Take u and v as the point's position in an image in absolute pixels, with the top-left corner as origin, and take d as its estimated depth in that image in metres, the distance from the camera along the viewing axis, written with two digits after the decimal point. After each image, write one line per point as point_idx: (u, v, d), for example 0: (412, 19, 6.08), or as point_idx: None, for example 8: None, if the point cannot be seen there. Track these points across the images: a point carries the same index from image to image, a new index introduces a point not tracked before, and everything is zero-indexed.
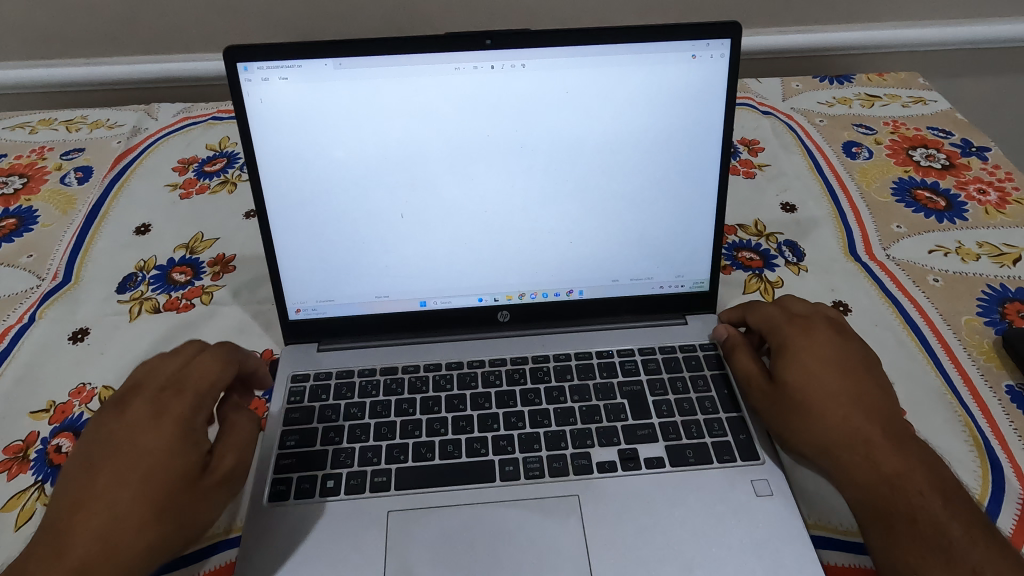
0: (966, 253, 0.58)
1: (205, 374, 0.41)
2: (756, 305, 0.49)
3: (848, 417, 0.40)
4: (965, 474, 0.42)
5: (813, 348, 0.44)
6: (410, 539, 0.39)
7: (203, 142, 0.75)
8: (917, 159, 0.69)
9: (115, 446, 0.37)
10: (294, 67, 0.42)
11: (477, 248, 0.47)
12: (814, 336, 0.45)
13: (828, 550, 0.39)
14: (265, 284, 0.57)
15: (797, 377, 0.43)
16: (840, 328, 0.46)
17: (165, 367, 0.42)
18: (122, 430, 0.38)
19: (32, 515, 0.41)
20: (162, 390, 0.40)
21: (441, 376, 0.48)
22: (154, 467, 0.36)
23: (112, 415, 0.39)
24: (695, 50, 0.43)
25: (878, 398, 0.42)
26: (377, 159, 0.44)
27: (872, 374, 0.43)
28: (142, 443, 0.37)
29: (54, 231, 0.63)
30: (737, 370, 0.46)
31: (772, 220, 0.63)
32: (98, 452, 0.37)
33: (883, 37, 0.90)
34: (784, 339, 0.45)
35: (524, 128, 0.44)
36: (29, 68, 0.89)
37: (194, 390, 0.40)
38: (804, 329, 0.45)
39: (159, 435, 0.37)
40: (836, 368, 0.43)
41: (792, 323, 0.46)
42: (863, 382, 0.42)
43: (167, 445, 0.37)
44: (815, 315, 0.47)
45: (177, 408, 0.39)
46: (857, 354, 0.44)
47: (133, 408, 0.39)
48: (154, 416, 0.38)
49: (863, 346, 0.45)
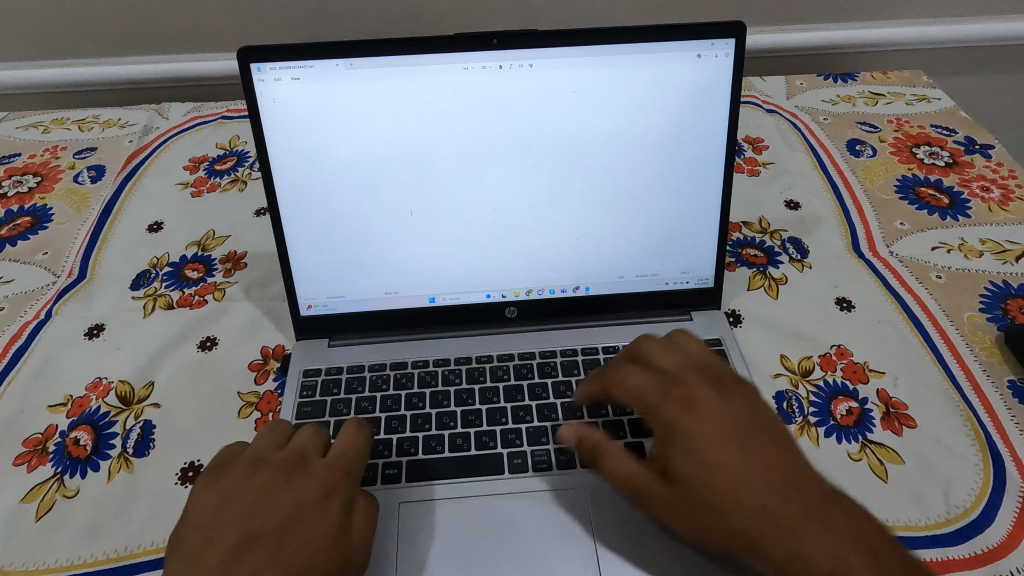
0: (969, 249, 0.58)
1: (359, 450, 0.40)
2: (616, 374, 0.42)
3: (761, 500, 0.34)
4: (967, 467, 0.43)
5: (707, 429, 0.37)
6: (422, 530, 0.40)
7: (213, 141, 0.76)
8: (921, 157, 0.69)
9: (275, 523, 0.35)
10: (306, 67, 0.42)
11: (485, 245, 0.48)
12: (699, 406, 0.38)
13: None
14: (276, 281, 0.58)
15: (698, 472, 0.35)
16: (715, 386, 0.39)
17: (317, 439, 0.41)
18: (286, 501, 0.36)
19: (52, 506, 0.42)
20: (323, 464, 0.38)
21: (450, 371, 0.48)
22: (319, 547, 0.34)
23: (271, 480, 0.37)
24: (700, 49, 0.44)
25: (788, 467, 0.35)
26: (388, 158, 0.45)
27: (776, 437, 0.37)
28: (307, 520, 0.35)
29: (68, 229, 0.64)
30: (610, 475, 0.39)
31: (777, 218, 0.64)
32: (259, 522, 0.35)
33: (887, 35, 0.90)
34: (669, 425, 0.38)
35: (532, 126, 0.45)
36: (41, 68, 0.90)
37: (355, 468, 0.39)
38: (685, 402, 0.38)
39: (324, 513, 0.36)
40: (734, 446, 0.36)
41: (671, 401, 0.38)
42: (769, 448, 0.36)
43: (332, 527, 0.36)
44: (684, 374, 0.40)
45: (340, 486, 0.37)
46: (755, 416, 0.38)
47: (294, 478, 0.37)
48: (321, 494, 0.37)
49: (750, 400, 0.39)
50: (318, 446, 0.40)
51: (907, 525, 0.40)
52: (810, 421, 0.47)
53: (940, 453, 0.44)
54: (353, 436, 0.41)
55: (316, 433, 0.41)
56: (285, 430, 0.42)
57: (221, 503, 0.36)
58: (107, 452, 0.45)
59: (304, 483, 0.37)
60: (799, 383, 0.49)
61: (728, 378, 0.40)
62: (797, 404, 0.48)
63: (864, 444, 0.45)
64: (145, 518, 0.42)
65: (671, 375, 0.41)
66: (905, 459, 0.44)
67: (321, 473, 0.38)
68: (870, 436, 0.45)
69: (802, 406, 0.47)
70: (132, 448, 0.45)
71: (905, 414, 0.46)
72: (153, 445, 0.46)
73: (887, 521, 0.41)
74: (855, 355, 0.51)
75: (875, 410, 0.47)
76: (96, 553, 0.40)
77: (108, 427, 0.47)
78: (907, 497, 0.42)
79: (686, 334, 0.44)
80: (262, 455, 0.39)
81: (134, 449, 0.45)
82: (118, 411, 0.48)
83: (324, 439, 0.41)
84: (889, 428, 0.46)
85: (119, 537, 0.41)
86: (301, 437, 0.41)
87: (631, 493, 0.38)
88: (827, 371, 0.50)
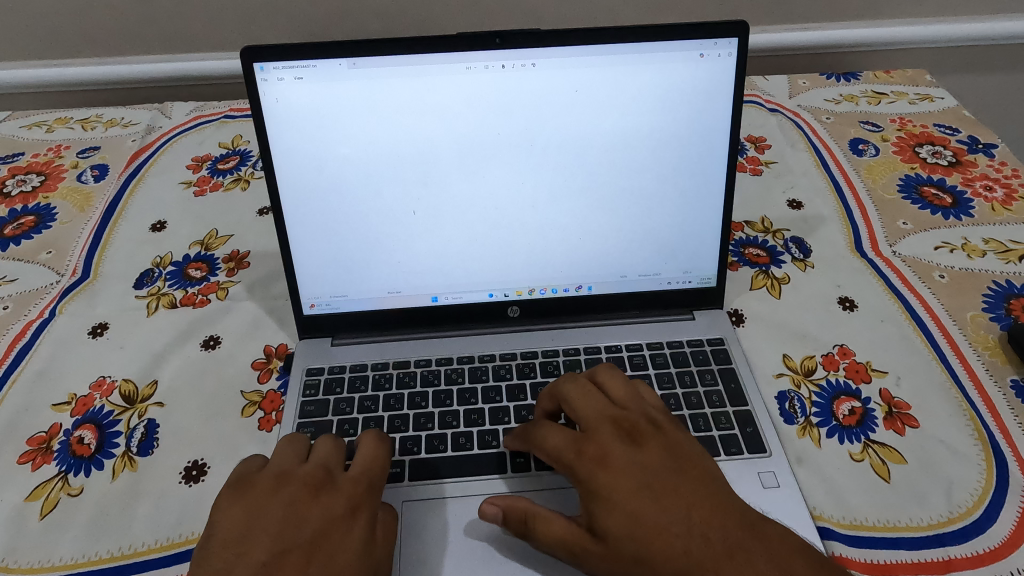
0: (972, 249, 0.58)
1: (381, 464, 0.40)
2: (534, 427, 0.40)
3: (685, 550, 0.33)
4: (969, 467, 0.43)
5: (623, 485, 0.35)
6: (425, 529, 0.40)
7: (216, 140, 0.76)
8: (924, 156, 0.69)
9: (305, 539, 0.35)
10: (309, 67, 0.42)
11: (488, 245, 0.48)
12: (611, 460, 0.36)
13: (834, 541, 0.40)
14: (279, 279, 0.58)
15: (620, 528, 0.34)
16: (626, 432, 0.38)
17: (338, 452, 0.40)
18: (315, 516, 0.36)
19: (57, 505, 0.42)
20: (347, 479, 0.38)
21: (453, 370, 0.49)
22: (350, 564, 0.34)
23: (298, 495, 0.37)
24: (702, 48, 0.44)
25: (708, 504, 0.35)
26: (391, 158, 0.45)
27: (694, 475, 0.36)
28: (337, 536, 0.35)
29: (72, 229, 0.64)
30: (546, 541, 0.37)
31: (779, 217, 0.64)
32: (290, 538, 0.35)
33: (890, 34, 0.90)
34: (585, 484, 0.36)
35: (534, 126, 0.45)
36: (45, 67, 0.91)
37: (378, 483, 0.39)
38: (598, 457, 0.37)
39: (352, 530, 0.36)
40: (650, 496, 0.35)
41: (583, 458, 0.37)
42: (685, 492, 0.35)
43: (361, 544, 0.35)
44: (595, 423, 0.39)
45: (365, 502, 0.37)
46: (668, 460, 0.37)
47: (321, 492, 0.37)
48: (348, 510, 0.37)
49: (666, 441, 0.38)
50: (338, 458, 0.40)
51: (909, 525, 0.40)
52: (813, 421, 0.47)
53: (942, 453, 0.44)
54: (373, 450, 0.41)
55: (336, 446, 0.41)
56: (303, 442, 0.41)
57: (248, 518, 0.35)
58: (111, 450, 0.45)
59: (331, 498, 0.37)
60: (802, 383, 0.49)
61: (644, 417, 0.39)
62: (799, 404, 0.48)
63: (866, 444, 0.45)
64: (149, 516, 0.42)
65: (586, 426, 0.39)
66: (908, 459, 0.44)
67: (346, 487, 0.38)
68: (872, 436, 0.45)
69: (804, 406, 0.47)
70: (136, 447, 0.46)
71: (907, 414, 0.46)
72: (156, 444, 0.46)
73: (890, 521, 0.41)
74: (857, 355, 0.51)
75: (878, 410, 0.47)
76: (101, 551, 0.40)
77: (112, 426, 0.47)
78: (909, 497, 0.42)
79: (609, 369, 0.43)
80: (285, 467, 0.38)
81: (138, 448, 0.45)
82: (122, 409, 0.48)
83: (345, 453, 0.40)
84: (891, 428, 0.46)
85: (123, 536, 0.41)
86: (322, 450, 0.40)
87: (570, 557, 0.36)
88: (830, 371, 0.50)
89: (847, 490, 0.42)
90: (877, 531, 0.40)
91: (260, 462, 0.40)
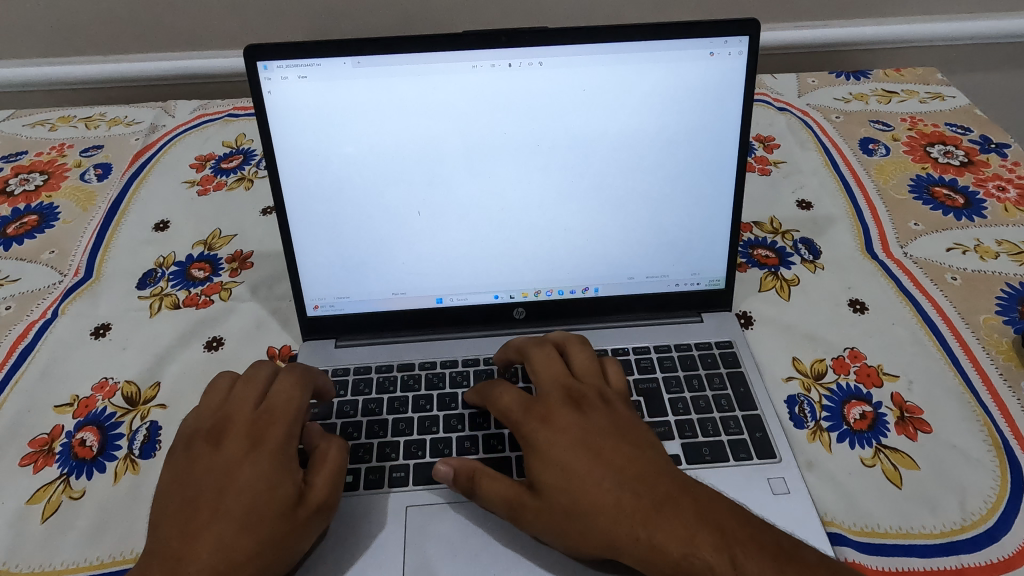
0: (985, 251, 0.57)
1: (286, 397, 0.39)
2: (491, 389, 0.42)
3: (614, 501, 0.34)
4: (982, 473, 0.42)
5: (561, 441, 0.37)
6: (429, 535, 0.40)
7: (219, 139, 0.76)
8: (935, 156, 0.68)
9: (208, 479, 0.35)
10: (313, 65, 0.42)
11: (495, 247, 0.48)
12: (556, 419, 0.38)
13: (845, 548, 0.39)
14: (283, 280, 0.58)
15: (554, 481, 0.35)
16: (577, 399, 0.39)
17: (245, 393, 0.40)
18: (218, 463, 0.36)
19: (58, 508, 0.42)
20: (251, 417, 0.38)
21: (458, 373, 0.48)
22: (256, 497, 0.34)
23: (204, 447, 0.37)
24: (712, 47, 0.43)
25: (644, 464, 0.36)
26: (395, 157, 0.44)
27: (635, 441, 0.37)
28: (239, 472, 0.35)
29: (75, 228, 0.64)
30: (490, 497, 0.37)
31: (788, 218, 0.63)
32: (196, 486, 0.35)
33: (900, 32, 0.89)
34: (526, 440, 0.37)
35: (541, 124, 0.44)
36: (48, 65, 0.90)
37: (282, 414, 0.38)
38: (543, 417, 0.38)
39: (256, 465, 0.36)
40: (587, 452, 0.36)
41: (531, 415, 0.38)
42: (623, 452, 0.36)
43: (264, 474, 0.35)
44: (548, 388, 0.40)
45: (269, 436, 0.37)
46: (613, 424, 0.38)
47: (225, 438, 0.37)
48: (249, 444, 0.37)
49: (613, 412, 0.39)
50: (248, 392, 0.40)
51: (921, 532, 0.40)
52: (823, 425, 0.46)
53: (955, 458, 0.43)
54: (278, 385, 0.40)
55: (246, 384, 0.40)
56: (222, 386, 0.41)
57: (167, 478, 0.36)
58: (113, 453, 0.45)
59: (233, 437, 0.37)
60: (812, 386, 0.48)
61: (597, 390, 0.40)
62: (809, 408, 0.47)
63: (877, 449, 0.44)
64: None
65: (540, 391, 0.40)
66: (920, 465, 0.43)
67: (249, 423, 0.38)
68: (884, 441, 0.45)
69: (815, 410, 0.47)
70: (138, 450, 0.45)
71: (920, 419, 0.46)
72: (159, 446, 0.45)
73: (902, 528, 0.40)
74: (868, 358, 0.50)
75: (889, 415, 0.46)
76: (102, 556, 0.40)
77: (114, 428, 0.47)
78: (921, 503, 0.41)
79: (578, 341, 0.44)
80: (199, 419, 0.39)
81: (140, 450, 0.45)
82: (124, 412, 0.48)
83: (251, 391, 0.40)
84: (904, 433, 0.45)
85: (125, 539, 0.40)
86: (233, 394, 0.40)
87: (506, 510, 0.37)
88: (840, 375, 0.49)
89: (858, 495, 0.42)
90: (889, 538, 0.40)
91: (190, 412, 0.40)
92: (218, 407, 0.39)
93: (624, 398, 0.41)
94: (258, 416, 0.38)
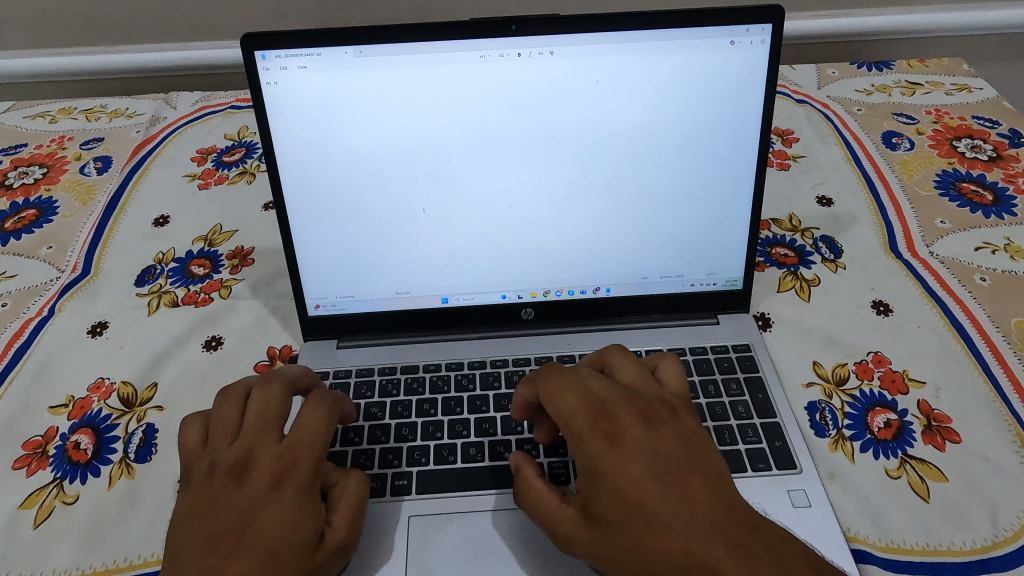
0: (1016, 250, 0.55)
1: (310, 425, 0.37)
2: (546, 380, 0.37)
3: (687, 547, 0.30)
4: (1015, 488, 0.40)
5: (630, 468, 0.33)
6: (432, 546, 0.38)
7: (222, 132, 0.74)
8: (962, 151, 0.66)
9: (226, 515, 0.33)
10: (314, 54, 0.40)
11: (503, 246, 0.46)
12: (623, 439, 0.34)
13: (871, 564, 0.37)
14: (284, 277, 0.56)
15: (619, 519, 0.32)
16: (647, 416, 0.35)
17: (263, 420, 0.37)
18: (241, 497, 0.34)
19: (51, 513, 0.41)
20: (274, 448, 0.36)
21: (464, 376, 0.46)
22: (280, 537, 0.33)
23: (225, 480, 0.35)
24: (734, 35, 0.40)
25: (716, 501, 0.32)
26: (399, 152, 0.43)
27: (706, 469, 0.33)
28: (265, 510, 0.33)
29: (73, 222, 0.62)
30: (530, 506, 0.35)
31: (808, 215, 0.61)
32: (216, 523, 0.33)
33: (923, 21, 0.86)
34: (591, 462, 0.34)
35: (552, 117, 0.42)
36: (50, 56, 0.89)
37: (307, 450, 0.36)
38: (609, 436, 0.34)
39: (281, 504, 0.34)
40: (656, 485, 0.32)
41: (595, 434, 0.34)
42: (693, 483, 0.32)
43: (289, 515, 0.33)
44: (610, 396, 0.36)
45: (295, 472, 0.35)
46: (686, 445, 0.34)
47: (248, 474, 0.35)
48: (273, 480, 0.34)
49: (682, 427, 0.35)
50: (268, 411, 0.37)
51: (950, 549, 0.38)
52: (846, 433, 0.44)
53: (986, 471, 0.41)
54: (304, 412, 0.37)
55: (265, 408, 0.37)
56: (235, 410, 0.38)
57: (185, 509, 0.34)
58: (108, 456, 0.44)
59: (255, 469, 0.35)
60: (833, 393, 0.46)
61: (660, 399, 0.36)
62: (830, 415, 0.45)
63: (903, 460, 0.42)
64: (146, 527, 0.40)
65: (599, 398, 0.36)
66: (949, 477, 0.41)
67: (271, 455, 0.35)
68: (909, 450, 0.42)
69: (836, 418, 0.45)
70: (134, 453, 0.44)
71: (948, 428, 0.43)
72: (155, 450, 0.44)
73: (930, 544, 0.38)
74: (893, 363, 0.48)
75: (916, 423, 0.44)
76: (95, 564, 0.38)
77: (110, 430, 0.45)
78: (951, 518, 0.39)
79: (619, 351, 0.40)
80: (215, 447, 0.36)
81: (136, 454, 0.44)
82: (120, 413, 0.46)
83: (271, 416, 0.37)
84: (931, 443, 0.43)
85: (118, 546, 0.39)
86: (253, 417, 0.37)
87: (549, 530, 0.35)
88: (863, 380, 0.47)
89: (885, 509, 0.40)
90: (917, 555, 0.37)
91: (201, 431, 0.38)
92: (235, 436, 0.37)
93: (685, 401, 0.37)
94: (279, 445, 0.36)
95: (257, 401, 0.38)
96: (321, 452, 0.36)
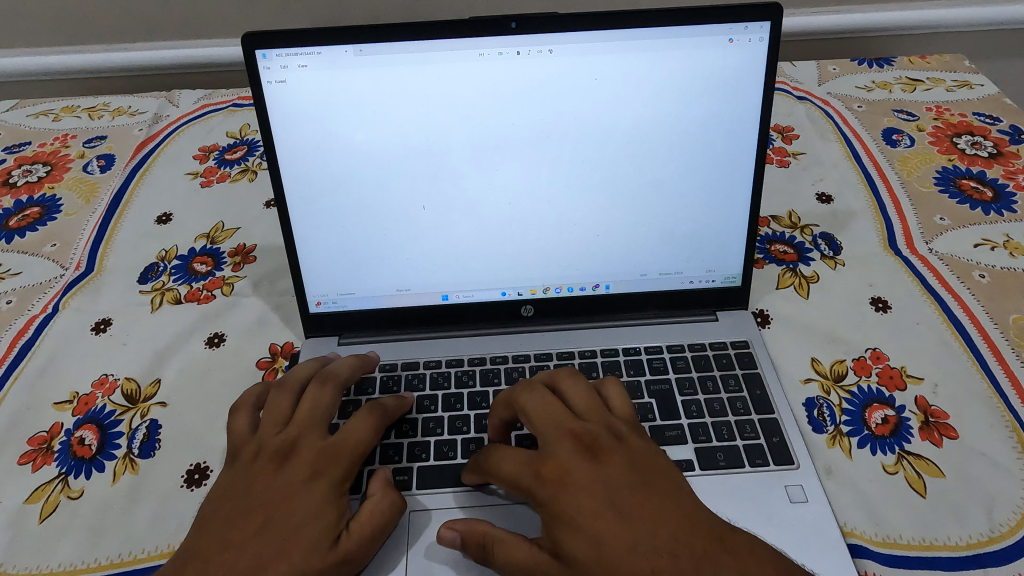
0: (1015, 247, 0.55)
1: (356, 432, 0.38)
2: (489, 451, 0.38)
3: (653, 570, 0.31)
4: (1010, 485, 0.40)
5: (585, 504, 0.33)
6: (432, 543, 0.38)
7: (224, 130, 0.74)
8: (962, 147, 0.66)
9: (259, 495, 0.35)
10: (314, 54, 0.40)
11: (503, 243, 0.46)
12: (570, 480, 0.34)
13: (868, 560, 0.37)
14: (286, 275, 0.57)
15: (582, 555, 0.32)
16: (592, 451, 0.35)
17: (315, 415, 0.39)
18: (277, 481, 0.36)
19: (56, 508, 0.41)
20: (317, 443, 0.38)
21: (464, 373, 0.47)
22: (302, 527, 0.34)
23: (267, 463, 0.37)
24: (732, 33, 0.40)
25: (675, 515, 0.33)
26: (397, 150, 0.43)
27: (659, 487, 0.34)
28: (294, 497, 0.35)
29: (77, 221, 0.63)
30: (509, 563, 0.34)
31: (808, 212, 0.61)
32: (252, 501, 0.35)
33: (924, 17, 0.86)
34: (546, 507, 0.34)
35: (551, 115, 0.42)
36: (52, 55, 0.89)
37: (347, 450, 0.37)
38: (557, 480, 0.34)
39: (312, 495, 0.35)
40: (613, 515, 0.33)
41: (544, 480, 0.35)
42: (651, 505, 0.33)
43: (316, 507, 0.35)
44: (552, 438, 0.36)
45: (331, 469, 0.36)
46: (638, 470, 0.35)
47: (289, 462, 0.37)
48: (308, 473, 0.36)
49: (630, 452, 0.35)
50: (317, 407, 0.40)
51: (947, 544, 0.38)
52: (843, 429, 0.44)
53: (983, 467, 0.41)
54: (354, 418, 0.39)
55: (317, 405, 0.40)
56: (288, 403, 0.40)
57: (228, 483, 0.36)
58: (112, 451, 0.44)
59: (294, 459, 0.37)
60: (831, 389, 0.46)
61: (606, 427, 0.37)
62: (828, 411, 0.45)
63: (900, 456, 0.42)
64: (149, 522, 0.40)
65: (543, 442, 0.36)
66: (945, 472, 0.41)
67: (313, 448, 0.37)
68: (907, 446, 0.43)
69: (834, 415, 0.45)
70: (137, 449, 0.44)
71: (945, 424, 0.44)
72: (158, 445, 0.44)
73: (927, 539, 0.38)
74: (891, 359, 0.48)
75: (913, 419, 0.44)
76: (100, 558, 0.39)
77: (113, 426, 0.46)
78: (948, 514, 0.39)
79: (569, 375, 0.40)
80: (267, 432, 0.39)
81: (139, 450, 0.44)
82: (123, 409, 0.47)
83: (322, 412, 0.40)
84: (928, 439, 0.43)
85: (123, 540, 0.40)
86: (304, 411, 0.39)
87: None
88: (861, 377, 0.47)
89: (882, 506, 0.40)
90: (914, 550, 0.38)
91: (250, 421, 0.40)
92: (286, 425, 0.39)
93: (633, 424, 0.38)
94: (322, 442, 0.38)
95: (309, 398, 0.40)
96: (361, 453, 0.38)
